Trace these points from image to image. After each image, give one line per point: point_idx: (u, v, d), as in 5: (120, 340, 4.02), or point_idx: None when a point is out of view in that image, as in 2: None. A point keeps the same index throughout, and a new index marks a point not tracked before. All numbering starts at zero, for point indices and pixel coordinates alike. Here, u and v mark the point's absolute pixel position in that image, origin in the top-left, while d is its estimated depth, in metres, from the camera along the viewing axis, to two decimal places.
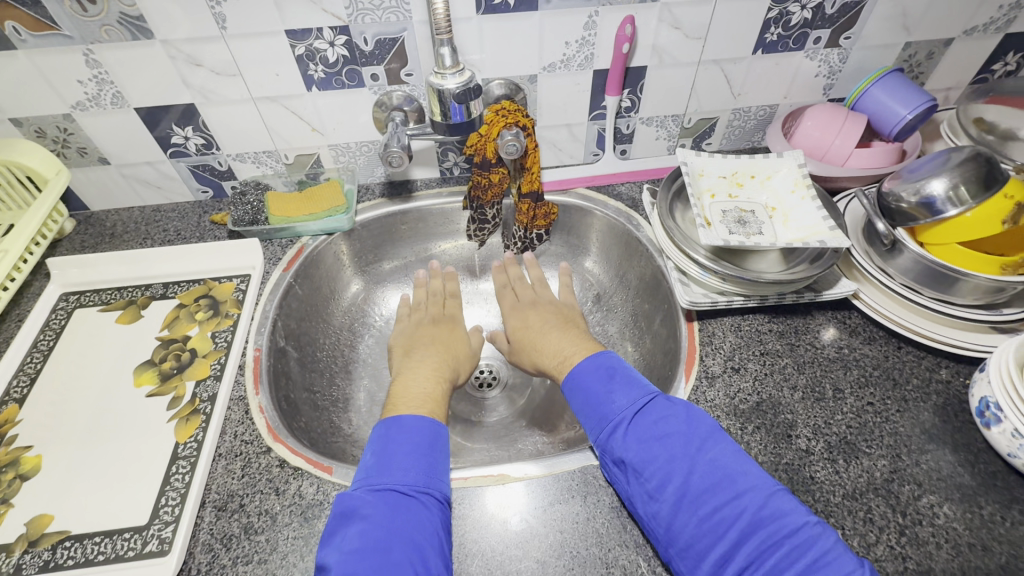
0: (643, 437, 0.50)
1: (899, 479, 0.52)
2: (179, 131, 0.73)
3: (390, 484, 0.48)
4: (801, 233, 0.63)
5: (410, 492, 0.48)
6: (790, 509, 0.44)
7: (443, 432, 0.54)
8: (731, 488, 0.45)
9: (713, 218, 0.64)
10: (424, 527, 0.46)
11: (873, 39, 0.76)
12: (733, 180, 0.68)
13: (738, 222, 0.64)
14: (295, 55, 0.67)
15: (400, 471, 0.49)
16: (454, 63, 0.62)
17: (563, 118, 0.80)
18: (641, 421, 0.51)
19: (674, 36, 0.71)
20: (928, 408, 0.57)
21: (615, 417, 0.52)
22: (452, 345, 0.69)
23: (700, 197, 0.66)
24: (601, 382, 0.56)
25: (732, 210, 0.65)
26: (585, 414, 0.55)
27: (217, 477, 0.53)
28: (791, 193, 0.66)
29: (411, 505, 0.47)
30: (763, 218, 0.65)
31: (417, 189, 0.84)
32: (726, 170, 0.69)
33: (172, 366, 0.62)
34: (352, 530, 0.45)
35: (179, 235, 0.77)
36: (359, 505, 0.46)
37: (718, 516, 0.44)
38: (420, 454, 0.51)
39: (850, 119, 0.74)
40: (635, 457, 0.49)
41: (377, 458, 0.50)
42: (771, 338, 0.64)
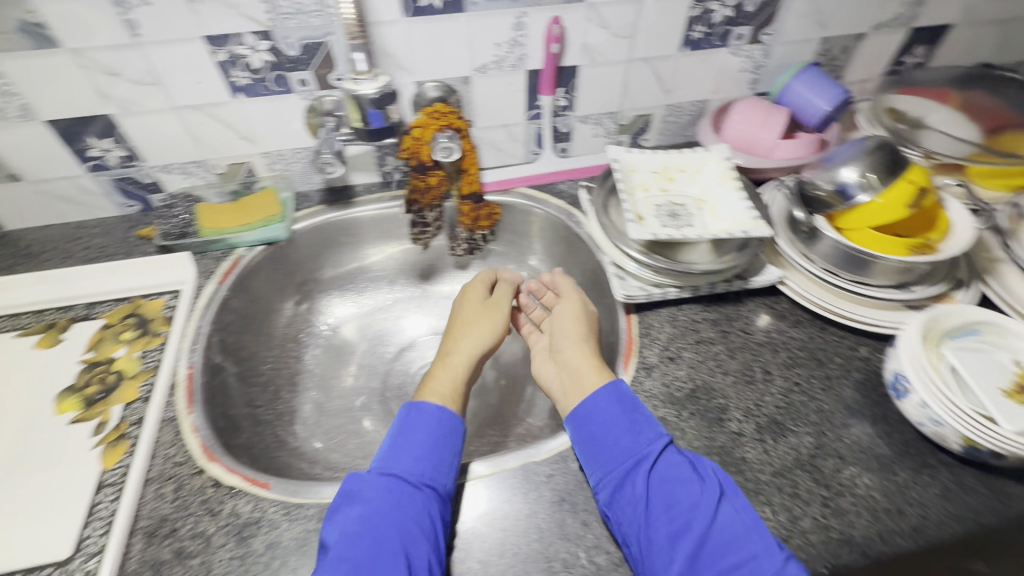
0: (665, 478, 0.49)
1: (823, 453, 0.55)
2: (97, 143, 0.70)
3: (399, 474, 0.50)
4: (729, 223, 0.65)
5: (415, 482, 0.50)
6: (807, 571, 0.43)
7: (457, 426, 0.55)
8: (748, 547, 0.44)
9: (645, 213, 0.65)
10: (420, 518, 0.47)
11: (792, 35, 0.79)
12: (664, 175, 0.70)
13: (670, 216, 0.66)
14: (216, 61, 0.65)
15: (409, 461, 0.51)
16: (369, 69, 0.63)
17: (501, 119, 0.80)
18: (665, 464, 0.50)
19: (603, 35, 0.73)
20: (850, 384, 0.60)
21: (639, 453, 0.51)
22: (492, 319, 0.67)
23: (634, 193, 0.67)
24: (619, 415, 0.53)
25: (664, 204, 0.67)
26: (592, 454, 0.52)
27: (147, 503, 0.51)
28: (718, 185, 0.69)
29: (413, 495, 0.49)
30: (693, 211, 0.67)
31: (357, 195, 0.82)
32: (656, 166, 0.71)
33: (97, 390, 0.60)
34: (354, 512, 0.47)
35: (103, 252, 0.73)
36: (365, 491, 0.49)
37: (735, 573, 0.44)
38: (431, 445, 0.52)
39: (773, 112, 0.78)
40: (658, 500, 0.48)
41: (393, 450, 0.52)
42: (705, 326, 0.66)
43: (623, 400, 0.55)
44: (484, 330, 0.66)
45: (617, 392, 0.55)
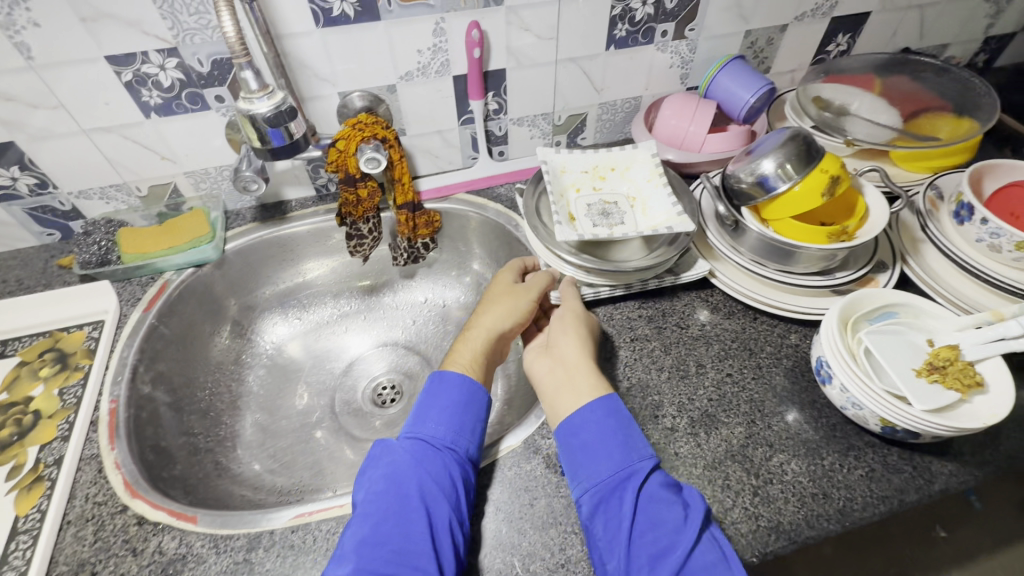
0: (652, 496, 0.47)
1: (753, 443, 0.56)
2: (4, 172, 0.66)
3: (423, 437, 0.52)
4: (656, 220, 0.68)
5: (438, 445, 0.51)
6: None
7: (480, 394, 0.56)
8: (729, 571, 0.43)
9: (577, 213, 0.69)
10: (437, 478, 0.49)
11: (716, 29, 0.80)
12: (595, 173, 0.73)
13: (602, 214, 0.70)
14: (122, 82, 0.62)
15: (432, 425, 0.53)
16: (261, 85, 0.55)
17: (433, 125, 0.79)
18: (654, 482, 0.48)
19: (526, 37, 0.72)
20: (780, 372, 0.61)
21: (630, 468, 0.49)
22: (517, 302, 0.62)
23: (565, 194, 0.71)
24: (612, 429, 0.51)
25: (596, 203, 0.71)
26: (579, 469, 0.50)
27: (66, 547, 0.49)
28: (648, 181, 0.71)
29: (436, 456, 0.51)
30: (625, 209, 0.71)
31: (291, 210, 0.81)
32: (588, 164, 0.73)
33: (12, 432, 0.57)
34: (378, 473, 0.50)
35: (21, 284, 0.70)
36: (392, 453, 0.51)
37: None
38: (454, 411, 0.54)
39: (701, 106, 0.78)
40: (643, 519, 0.46)
41: (419, 416, 0.54)
42: (641, 324, 0.66)
43: (616, 414, 0.52)
44: (508, 309, 0.61)
45: (608, 405, 0.53)
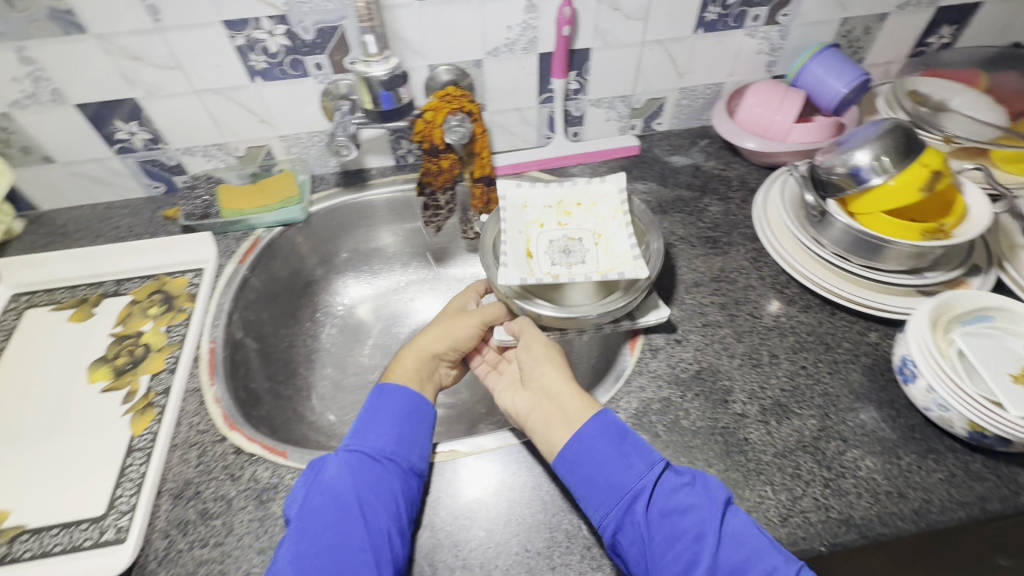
0: (663, 510, 0.46)
1: (826, 436, 0.55)
2: (124, 126, 0.72)
3: (362, 450, 0.51)
4: (615, 264, 0.63)
5: (378, 457, 0.51)
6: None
7: (424, 408, 0.56)
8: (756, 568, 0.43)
9: (535, 249, 0.65)
10: (382, 490, 0.49)
11: (810, 16, 0.77)
12: (560, 208, 0.68)
13: (563, 252, 0.65)
14: (235, 46, 0.66)
15: (374, 437, 0.52)
16: (378, 50, 0.62)
17: (513, 102, 0.80)
18: (662, 494, 0.47)
19: (615, 17, 0.72)
20: (857, 369, 0.60)
21: (635, 487, 0.47)
22: (455, 324, 0.62)
23: (524, 229, 0.66)
24: (611, 445, 0.49)
25: (558, 239, 0.66)
26: (589, 496, 0.48)
27: (173, 467, 0.54)
28: (613, 219, 0.67)
29: (377, 470, 0.50)
30: (589, 246, 0.65)
31: (372, 178, 0.84)
32: (551, 199, 0.69)
33: (126, 361, 0.63)
34: (316, 490, 0.49)
35: (131, 232, 0.77)
36: (326, 472, 0.50)
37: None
38: (398, 422, 0.53)
39: (789, 95, 0.76)
40: (659, 538, 0.45)
41: (357, 431, 0.53)
42: (714, 310, 0.66)
43: (610, 430, 0.50)
44: (444, 331, 0.61)
45: (602, 423, 0.51)
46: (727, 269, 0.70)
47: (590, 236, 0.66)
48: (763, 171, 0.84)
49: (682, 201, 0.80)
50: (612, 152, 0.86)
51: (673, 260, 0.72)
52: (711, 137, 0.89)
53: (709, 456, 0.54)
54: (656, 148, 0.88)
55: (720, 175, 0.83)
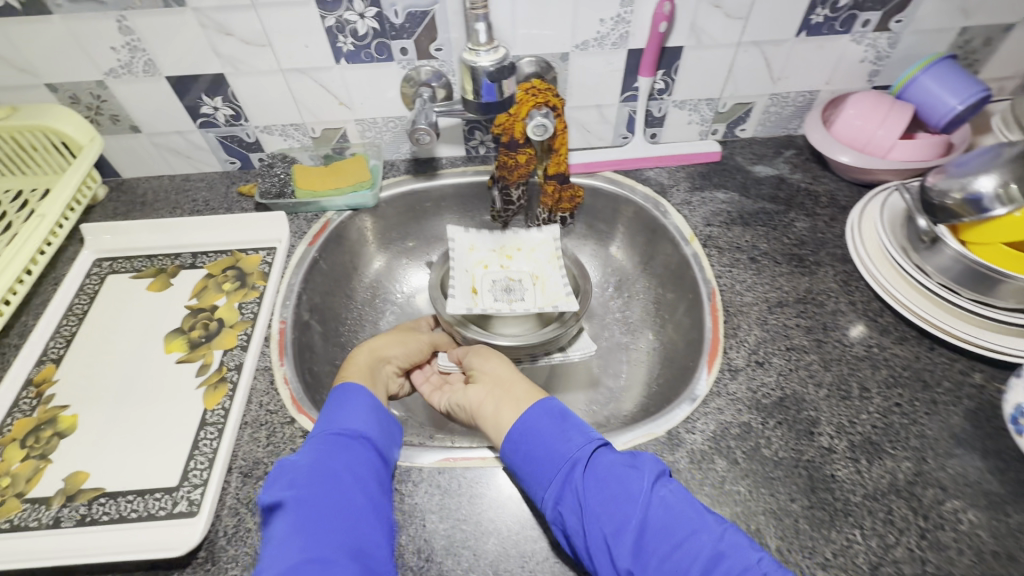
0: (597, 479, 0.47)
1: (923, 481, 0.51)
2: (209, 101, 0.73)
3: (341, 428, 0.51)
4: (548, 300, 0.75)
5: (358, 437, 0.50)
6: (746, 544, 0.42)
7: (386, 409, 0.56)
8: (686, 524, 0.43)
9: (480, 287, 0.76)
10: (368, 463, 0.49)
11: (926, 23, 0.71)
12: (502, 253, 0.79)
13: (504, 290, 0.76)
14: (325, 26, 0.66)
15: (353, 416, 0.52)
16: (488, 39, 0.57)
17: (593, 99, 0.78)
18: (596, 464, 0.48)
19: (714, 15, 0.68)
20: (958, 413, 0.56)
21: (573, 456, 0.48)
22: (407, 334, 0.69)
23: (471, 271, 0.77)
24: (553, 423, 0.51)
25: (500, 280, 0.77)
26: (531, 468, 0.50)
27: (243, 445, 0.55)
28: (549, 263, 0.78)
29: (358, 446, 0.50)
30: (528, 285, 0.77)
31: (442, 167, 0.83)
32: (494, 245, 0.80)
33: (200, 334, 0.64)
34: (298, 466, 0.46)
35: (208, 205, 0.78)
36: (305, 450, 0.48)
37: (678, 558, 0.42)
38: (376, 409, 0.54)
39: (895, 109, 0.70)
40: (593, 501, 0.45)
41: (330, 415, 0.52)
42: (799, 333, 0.62)
43: (553, 412, 0.53)
44: (398, 338, 0.67)
45: (545, 404, 0.53)
46: (813, 290, 0.66)
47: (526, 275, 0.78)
48: (854, 187, 0.79)
49: (765, 214, 0.75)
50: (692, 157, 0.82)
51: (755, 276, 0.68)
52: (797, 148, 0.84)
53: (793, 491, 0.51)
54: (738, 156, 0.84)
55: (807, 190, 0.79)
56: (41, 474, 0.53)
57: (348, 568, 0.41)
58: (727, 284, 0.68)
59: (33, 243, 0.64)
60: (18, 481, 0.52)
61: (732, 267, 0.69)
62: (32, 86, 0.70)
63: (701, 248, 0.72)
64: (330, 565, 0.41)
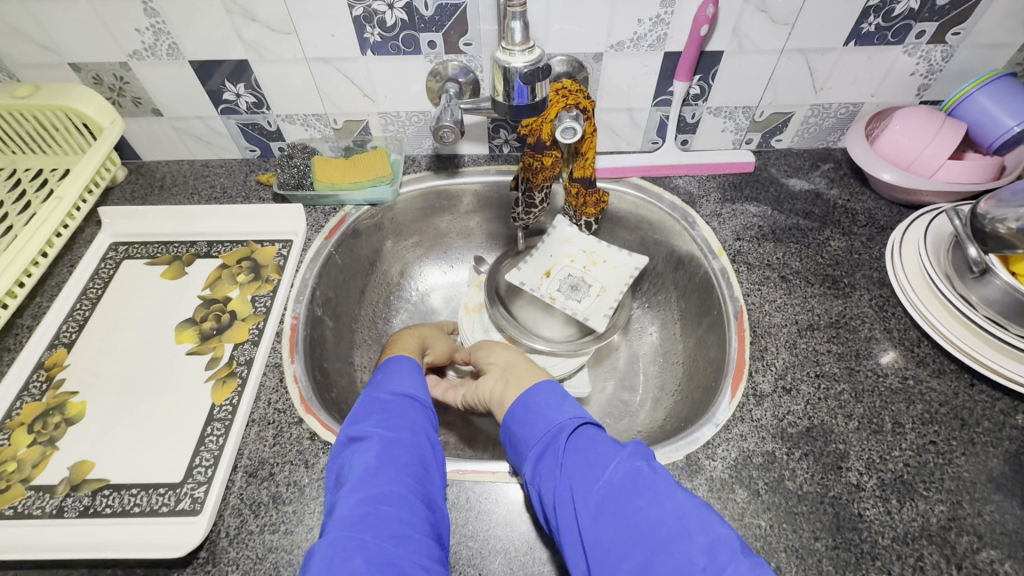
0: (574, 449, 0.46)
1: (957, 528, 0.48)
2: (231, 87, 0.72)
3: (414, 389, 0.53)
4: (586, 313, 0.71)
5: (422, 400, 0.52)
6: (720, 527, 0.38)
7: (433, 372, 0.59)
8: (652, 495, 0.40)
9: (553, 273, 0.75)
10: (435, 427, 0.51)
11: (986, 37, 0.67)
12: (589, 255, 0.76)
13: (571, 286, 0.74)
14: (352, 16, 0.63)
15: (421, 382, 0.54)
16: (524, 39, 0.53)
17: (625, 102, 0.75)
18: (576, 436, 0.47)
19: (760, 20, 0.65)
20: (998, 455, 0.52)
21: (559, 424, 0.48)
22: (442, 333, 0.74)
23: (554, 256, 0.77)
24: (552, 397, 0.51)
25: (574, 275, 0.75)
26: (521, 434, 0.50)
27: (250, 443, 0.53)
28: (618, 284, 0.73)
29: (428, 409, 0.52)
30: (591, 291, 0.74)
31: (464, 164, 0.81)
32: (588, 246, 0.77)
33: (212, 326, 0.63)
34: (384, 416, 0.48)
35: (226, 193, 0.77)
36: (387, 402, 0.50)
37: (635, 533, 0.39)
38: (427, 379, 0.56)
39: (946, 127, 0.66)
40: (571, 465, 0.44)
41: (389, 377, 0.54)
42: (829, 360, 0.59)
43: (554, 389, 0.52)
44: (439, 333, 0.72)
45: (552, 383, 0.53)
46: (847, 314, 0.63)
47: (598, 289, 0.74)
48: (894, 206, 0.75)
49: (798, 230, 0.72)
50: (724, 166, 0.79)
51: (785, 296, 0.65)
52: (835, 162, 0.81)
53: (817, 529, 0.48)
54: (772, 167, 0.80)
55: (843, 207, 0.75)
56: (47, 461, 0.52)
57: (422, 511, 0.42)
58: (755, 303, 0.65)
59: (51, 224, 0.63)
60: (24, 467, 0.52)
61: (762, 285, 0.66)
62: (55, 65, 0.69)
63: (730, 263, 0.69)
64: (409, 502, 0.41)
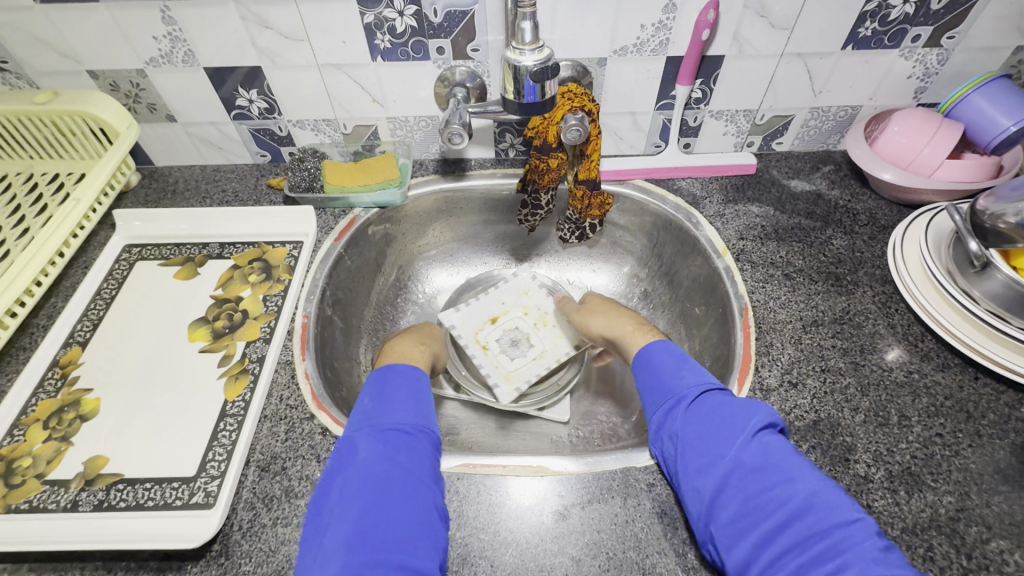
0: (701, 415, 0.50)
1: (966, 518, 0.48)
2: (245, 93, 0.73)
3: (389, 425, 0.50)
4: (502, 378, 0.73)
5: (409, 431, 0.50)
6: (842, 505, 0.42)
7: (423, 379, 0.57)
8: (784, 471, 0.44)
9: (499, 323, 0.77)
10: (420, 464, 0.48)
11: (979, 41, 0.68)
12: (542, 316, 0.78)
13: (510, 342, 0.76)
14: (363, 23, 0.65)
15: (397, 413, 0.51)
16: (534, 38, 0.54)
17: (628, 106, 0.76)
18: (704, 401, 0.51)
19: (759, 25, 0.66)
20: (1004, 447, 0.53)
21: (680, 392, 0.52)
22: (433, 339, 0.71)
23: (508, 303, 0.79)
24: (672, 361, 0.56)
25: (519, 331, 0.77)
26: (650, 388, 0.56)
27: (262, 438, 0.54)
28: (552, 357, 0.75)
29: (409, 442, 0.49)
30: (525, 350, 0.75)
31: (471, 168, 0.82)
32: (543, 305, 0.79)
33: (224, 325, 0.64)
34: (350, 473, 0.46)
35: (237, 197, 0.78)
36: (358, 454, 0.47)
37: (763, 500, 0.43)
38: (413, 399, 0.54)
39: (944, 127, 0.68)
40: (693, 434, 0.49)
41: (375, 408, 0.52)
42: (834, 355, 0.60)
43: (673, 354, 0.57)
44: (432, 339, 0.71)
45: (668, 347, 0.58)
46: (851, 310, 0.64)
47: (537, 351, 0.75)
48: (895, 206, 0.76)
49: (801, 230, 0.73)
50: (726, 168, 0.80)
51: (789, 294, 0.66)
52: (835, 163, 0.82)
53: None
54: (774, 169, 0.82)
55: (845, 207, 0.76)
56: (61, 457, 0.53)
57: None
58: (760, 300, 0.65)
59: (67, 226, 0.65)
60: (39, 462, 0.52)
61: (766, 283, 0.67)
62: (74, 72, 0.71)
63: (733, 262, 0.70)
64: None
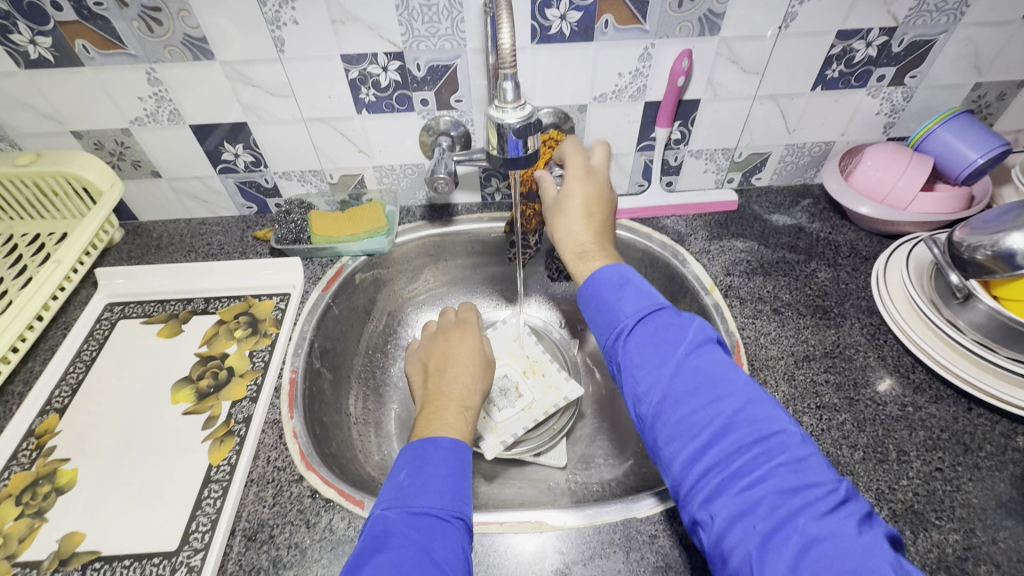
0: (641, 343, 0.48)
1: (974, 557, 0.48)
2: (230, 148, 0.74)
3: (423, 508, 0.45)
4: (490, 431, 0.69)
5: (447, 516, 0.45)
6: (772, 424, 0.42)
7: (466, 453, 0.50)
8: (713, 393, 0.43)
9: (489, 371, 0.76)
10: (454, 556, 0.42)
11: (941, 79, 0.72)
12: (532, 365, 0.77)
13: (500, 393, 0.73)
14: (348, 79, 0.67)
15: (433, 494, 0.45)
16: (516, 96, 0.55)
17: (610, 148, 0.78)
18: (643, 329, 0.48)
19: (732, 70, 0.69)
20: (1005, 479, 0.52)
21: (619, 322, 0.50)
22: (477, 365, 0.62)
23: (499, 352, 0.79)
24: (612, 286, 0.52)
25: (509, 381, 0.75)
26: (594, 317, 0.53)
27: (248, 505, 0.52)
28: (541, 408, 0.72)
29: (444, 533, 0.43)
30: (514, 400, 0.73)
31: (458, 213, 0.83)
32: (533, 355, 0.78)
33: (209, 384, 0.62)
34: (381, 557, 0.41)
35: (223, 250, 0.78)
36: (392, 540, 0.42)
37: (693, 421, 0.43)
38: (454, 479, 0.47)
39: (914, 162, 0.70)
40: (632, 362, 0.47)
41: (410, 487, 0.46)
42: (828, 391, 0.60)
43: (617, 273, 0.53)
44: (477, 367, 0.61)
45: (614, 269, 0.53)
46: (842, 344, 0.64)
47: (526, 402, 0.73)
48: (875, 237, 0.78)
49: (785, 264, 0.74)
50: (708, 206, 0.82)
51: (779, 328, 0.66)
52: (814, 197, 0.84)
53: None
54: (755, 205, 0.84)
55: (826, 239, 0.78)
56: (34, 535, 0.50)
57: None
58: (751, 336, 0.66)
59: (47, 289, 0.63)
60: (9, 543, 0.49)
61: (755, 319, 0.68)
62: (57, 133, 0.71)
63: (722, 298, 0.70)
64: None
